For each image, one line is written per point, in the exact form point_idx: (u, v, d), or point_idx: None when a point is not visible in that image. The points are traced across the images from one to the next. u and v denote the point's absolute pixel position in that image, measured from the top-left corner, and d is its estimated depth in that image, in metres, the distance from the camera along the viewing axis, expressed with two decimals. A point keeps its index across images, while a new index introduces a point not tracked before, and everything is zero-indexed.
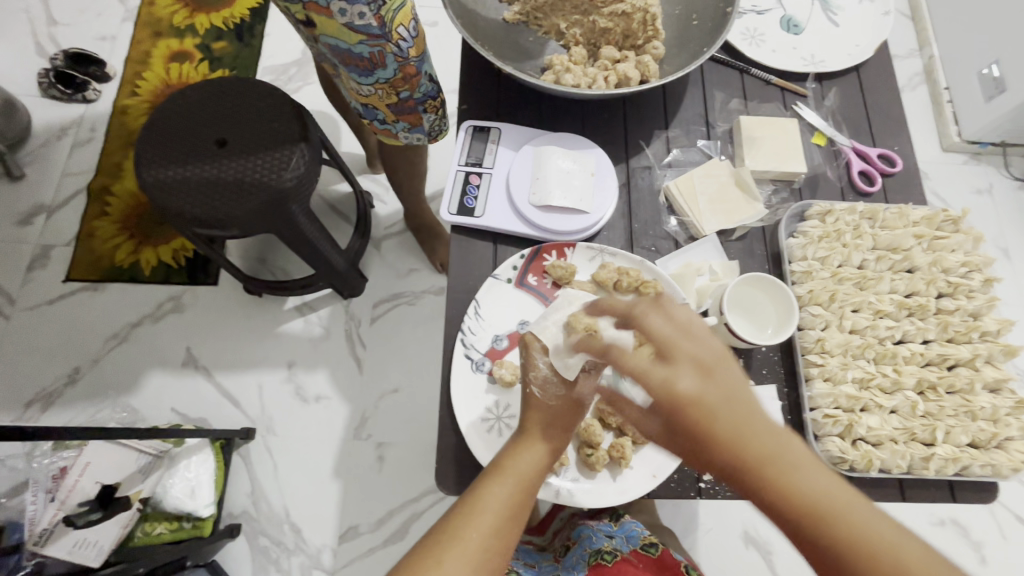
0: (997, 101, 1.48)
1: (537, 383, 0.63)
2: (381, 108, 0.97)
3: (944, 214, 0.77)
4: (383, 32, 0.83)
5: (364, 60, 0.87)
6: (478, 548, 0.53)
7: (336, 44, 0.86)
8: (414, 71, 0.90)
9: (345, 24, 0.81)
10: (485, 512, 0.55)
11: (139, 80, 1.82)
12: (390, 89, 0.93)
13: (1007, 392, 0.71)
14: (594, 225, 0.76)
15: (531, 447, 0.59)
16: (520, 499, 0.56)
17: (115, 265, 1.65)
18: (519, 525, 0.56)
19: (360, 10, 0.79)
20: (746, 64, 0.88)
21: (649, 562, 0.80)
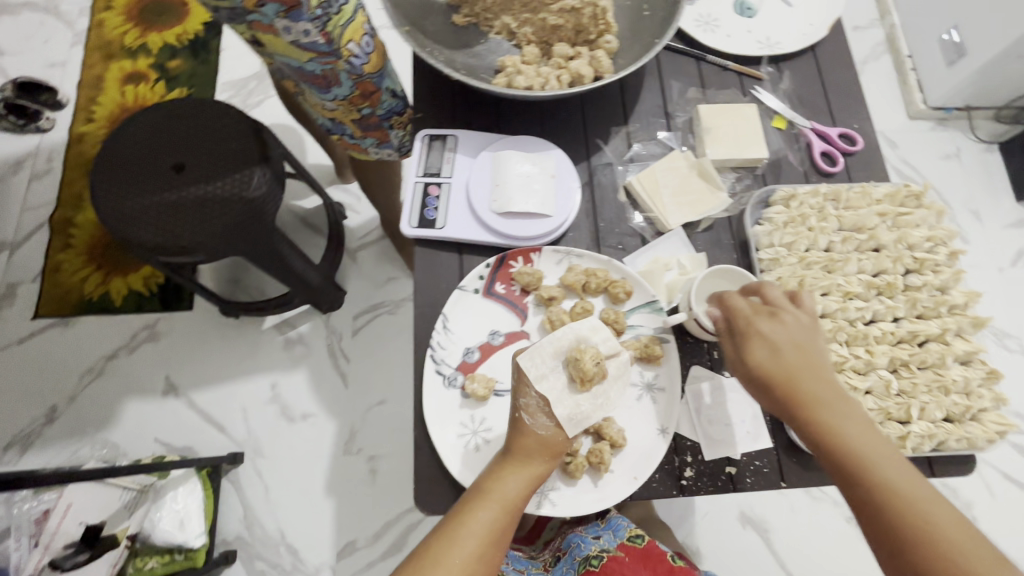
0: (959, 66, 1.50)
1: (528, 410, 0.63)
2: (348, 124, 0.95)
3: (906, 190, 0.77)
4: (333, 50, 0.79)
5: (317, 77, 0.84)
6: (464, 569, 0.56)
7: (289, 63, 0.83)
8: (371, 86, 0.88)
9: (291, 43, 0.77)
10: (469, 536, 0.57)
11: (94, 106, 1.77)
12: (349, 106, 0.91)
13: (978, 363, 0.71)
14: (558, 228, 0.75)
15: (516, 472, 0.61)
16: (506, 522, 0.59)
17: (85, 298, 1.60)
18: (501, 546, 0.59)
19: (305, 30, 0.75)
20: (702, 51, 0.87)
21: (637, 555, 0.78)
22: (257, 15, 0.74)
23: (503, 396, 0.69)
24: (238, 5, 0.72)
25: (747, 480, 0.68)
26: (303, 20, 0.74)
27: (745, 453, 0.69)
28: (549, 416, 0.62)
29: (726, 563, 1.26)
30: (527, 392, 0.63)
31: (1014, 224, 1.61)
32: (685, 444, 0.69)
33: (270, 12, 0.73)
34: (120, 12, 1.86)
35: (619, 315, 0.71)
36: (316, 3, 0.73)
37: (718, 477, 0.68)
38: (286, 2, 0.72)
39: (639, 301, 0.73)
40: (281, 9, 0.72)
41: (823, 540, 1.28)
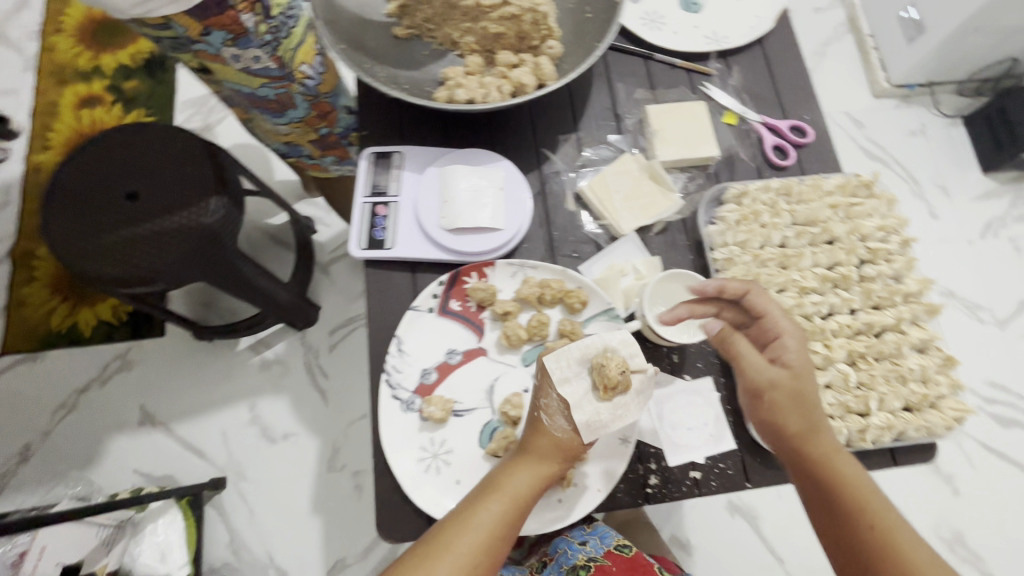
0: (919, 43, 1.50)
1: (547, 411, 0.61)
2: (306, 145, 1.05)
3: (856, 180, 0.77)
4: (286, 74, 0.83)
5: (270, 101, 0.89)
6: (468, 560, 0.55)
7: (240, 89, 0.86)
8: (327, 105, 0.95)
9: (241, 69, 0.80)
10: (476, 527, 0.57)
11: (49, 133, 1.71)
12: (306, 127, 0.97)
13: (935, 349, 0.72)
14: (511, 240, 0.74)
15: (529, 469, 0.60)
16: (516, 516, 0.59)
17: (53, 331, 1.56)
18: (507, 541, 0.58)
19: (256, 57, 0.78)
20: (650, 50, 0.86)
21: (623, 563, 0.75)
22: (203, 45, 0.76)
23: (463, 416, 0.68)
24: (183, 35, 0.74)
25: (711, 484, 0.69)
26: (251, 47, 0.76)
27: (709, 456, 0.69)
28: (567, 419, 0.59)
29: (716, 553, 1.26)
30: (548, 392, 0.62)
31: (983, 196, 1.60)
32: (649, 452, 0.69)
33: (216, 39, 0.75)
34: (70, 35, 1.80)
35: (574, 326, 0.71)
36: (264, 30, 0.76)
37: (683, 483, 0.68)
38: (233, 30, 0.74)
39: (596, 310, 0.72)
40: (229, 37, 0.74)
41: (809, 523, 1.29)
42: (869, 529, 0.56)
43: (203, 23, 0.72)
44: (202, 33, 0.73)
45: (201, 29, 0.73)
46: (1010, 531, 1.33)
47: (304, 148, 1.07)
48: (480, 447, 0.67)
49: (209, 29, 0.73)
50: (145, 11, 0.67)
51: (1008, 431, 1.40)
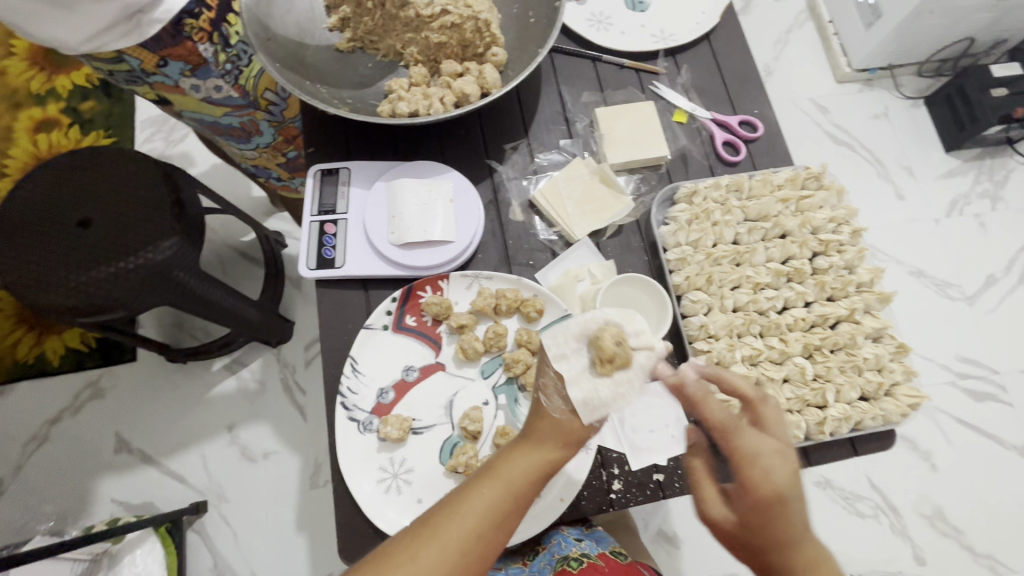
0: (876, 27, 1.51)
1: (546, 390, 0.58)
2: (274, 169, 1.04)
3: (806, 173, 0.77)
4: (248, 101, 0.85)
5: (235, 129, 0.89)
6: (457, 548, 0.51)
7: (202, 118, 0.87)
8: (293, 130, 0.95)
9: (203, 99, 0.81)
10: (469, 513, 0.53)
11: (5, 159, 1.66)
12: (274, 151, 0.98)
13: (889, 337, 0.73)
14: (464, 252, 0.73)
15: (528, 454, 0.56)
16: (513, 503, 0.54)
17: (19, 363, 1.52)
18: (502, 530, 0.54)
19: (217, 86, 0.79)
20: (598, 51, 0.86)
21: (617, 567, 0.72)
22: (159, 76, 0.76)
23: (422, 433, 0.67)
24: (137, 68, 0.74)
25: (675, 486, 0.69)
26: (212, 76, 0.77)
27: (672, 459, 0.69)
28: (565, 399, 0.56)
29: (703, 544, 1.26)
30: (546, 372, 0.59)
31: (946, 175, 1.63)
32: (612, 457, 0.69)
33: (173, 71, 0.75)
34: (22, 56, 1.74)
35: (531, 335, 0.70)
36: (224, 59, 0.77)
37: (647, 487, 0.69)
38: (191, 61, 0.75)
39: (552, 317, 0.71)
40: (186, 68, 0.75)
41: None
42: None
43: (158, 53, 0.72)
44: (157, 64, 0.74)
45: (156, 60, 0.73)
46: (987, 502, 1.35)
47: (273, 171, 1.06)
48: (441, 464, 0.66)
49: (165, 59, 0.73)
50: (96, 47, 0.68)
51: (981, 405, 1.42)
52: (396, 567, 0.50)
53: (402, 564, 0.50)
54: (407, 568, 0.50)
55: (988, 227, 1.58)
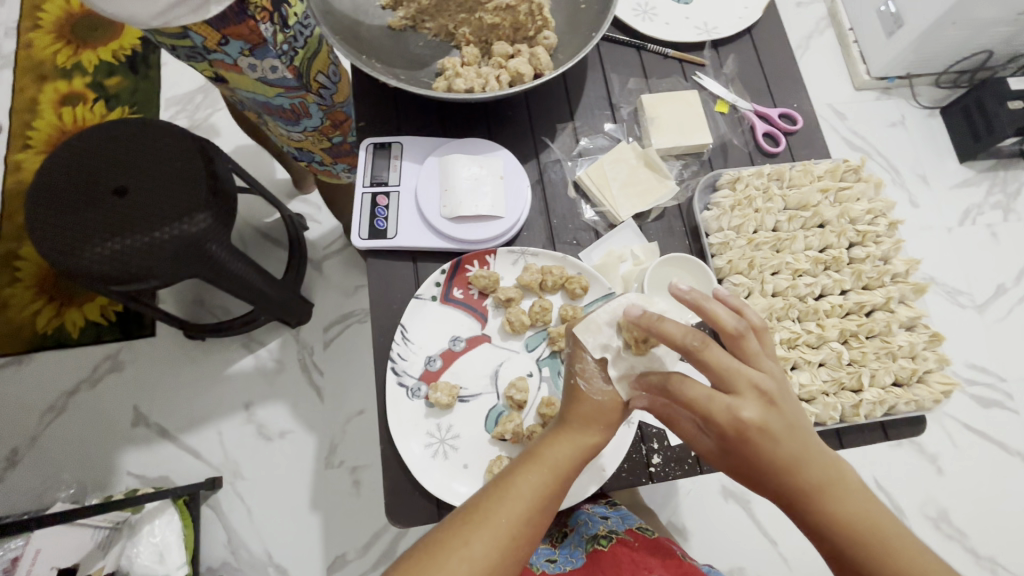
0: (897, 36, 1.52)
1: (584, 375, 0.61)
2: (318, 153, 1.01)
3: (845, 165, 0.81)
4: (301, 83, 0.82)
5: (286, 111, 0.87)
6: (508, 533, 0.53)
7: (254, 98, 0.84)
8: (342, 115, 0.94)
9: (258, 79, 0.78)
10: (517, 497, 0.55)
11: (29, 131, 1.61)
12: (320, 135, 0.95)
13: (921, 327, 0.76)
14: (512, 228, 0.75)
15: (569, 438, 0.59)
16: (558, 486, 0.56)
17: (39, 334, 1.45)
18: (547, 516, 0.56)
19: (273, 66, 0.76)
20: (643, 41, 0.88)
21: (647, 542, 0.74)
22: (220, 54, 0.73)
23: (469, 402, 0.69)
24: (199, 45, 0.72)
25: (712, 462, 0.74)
26: (269, 57, 0.74)
27: None
28: (606, 377, 0.60)
29: (711, 538, 1.28)
30: (582, 357, 0.61)
31: (960, 185, 1.65)
32: (651, 432, 0.74)
33: (234, 49, 0.73)
34: (49, 30, 1.71)
35: (576, 311, 0.72)
36: (282, 39, 0.74)
37: (684, 462, 0.74)
38: (251, 41, 0.71)
39: (596, 295, 0.73)
40: (246, 47, 0.72)
41: None
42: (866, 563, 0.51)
43: (221, 31, 0.69)
44: (219, 42, 0.71)
45: (218, 38, 0.70)
46: (991, 506, 1.37)
47: (316, 155, 1.03)
48: (487, 431, 0.68)
49: (227, 38, 0.70)
50: (165, 23, 0.65)
51: (988, 411, 1.44)
52: (450, 551, 0.52)
53: (455, 549, 0.52)
54: (461, 553, 0.52)
55: (999, 237, 1.60)
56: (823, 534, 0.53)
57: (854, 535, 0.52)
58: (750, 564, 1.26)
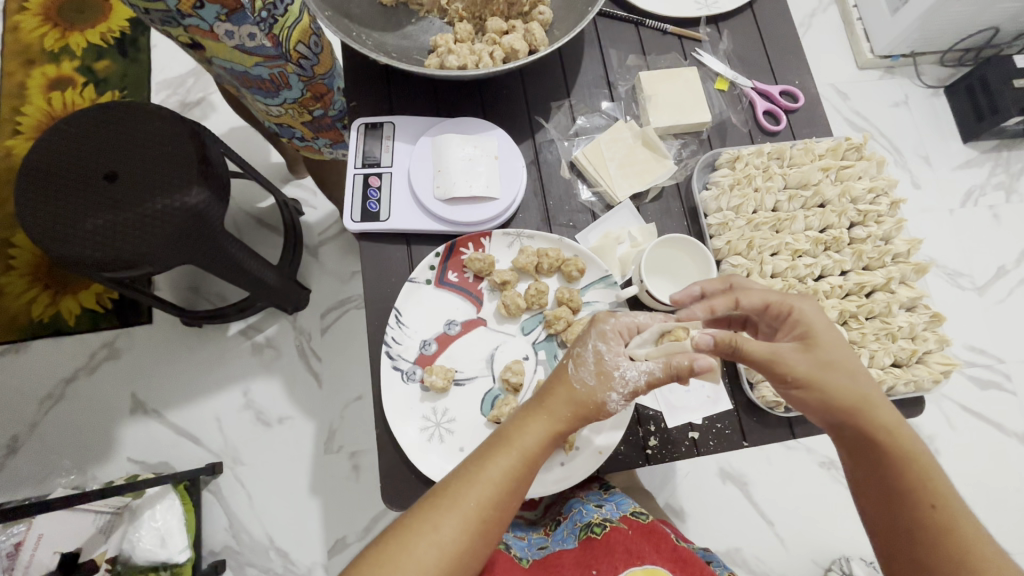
0: (902, 13, 1.49)
1: (576, 359, 0.60)
2: (299, 128, 0.97)
3: (847, 143, 0.79)
4: (281, 53, 0.78)
5: (264, 81, 0.83)
6: (475, 517, 0.54)
7: (232, 68, 0.80)
8: (323, 87, 0.90)
9: (235, 46, 0.74)
10: (485, 482, 0.54)
11: (18, 116, 1.58)
12: (300, 109, 0.91)
13: (923, 307, 0.76)
14: (507, 210, 0.74)
15: (541, 422, 0.58)
16: (528, 469, 0.56)
17: (35, 321, 1.43)
18: (515, 500, 0.56)
19: (250, 32, 0.72)
20: (641, 16, 0.85)
21: (640, 528, 0.72)
22: (195, 18, 0.70)
23: (465, 385, 0.69)
24: (173, 8, 0.69)
25: (710, 443, 0.74)
26: (247, 23, 0.71)
27: (706, 418, 0.74)
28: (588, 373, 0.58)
29: (708, 519, 1.29)
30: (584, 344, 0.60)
31: (963, 166, 1.62)
32: (648, 415, 0.74)
33: (209, 14, 0.70)
34: (36, 12, 1.66)
35: (573, 294, 0.71)
36: (260, 5, 0.71)
37: (682, 443, 0.73)
38: (227, 4, 0.68)
39: (593, 277, 0.72)
40: (222, 11, 0.69)
41: (801, 488, 1.31)
42: (928, 508, 0.54)
43: None
44: (194, 6, 0.68)
45: (192, 1, 0.67)
46: (986, 486, 1.38)
47: (296, 131, 0.99)
48: (482, 415, 0.68)
49: (201, 1, 0.67)
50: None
51: (985, 392, 1.44)
52: (417, 534, 0.52)
53: (423, 534, 0.52)
54: (431, 537, 0.52)
55: (1000, 219, 1.58)
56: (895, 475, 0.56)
57: (912, 477, 0.55)
58: (746, 545, 1.27)
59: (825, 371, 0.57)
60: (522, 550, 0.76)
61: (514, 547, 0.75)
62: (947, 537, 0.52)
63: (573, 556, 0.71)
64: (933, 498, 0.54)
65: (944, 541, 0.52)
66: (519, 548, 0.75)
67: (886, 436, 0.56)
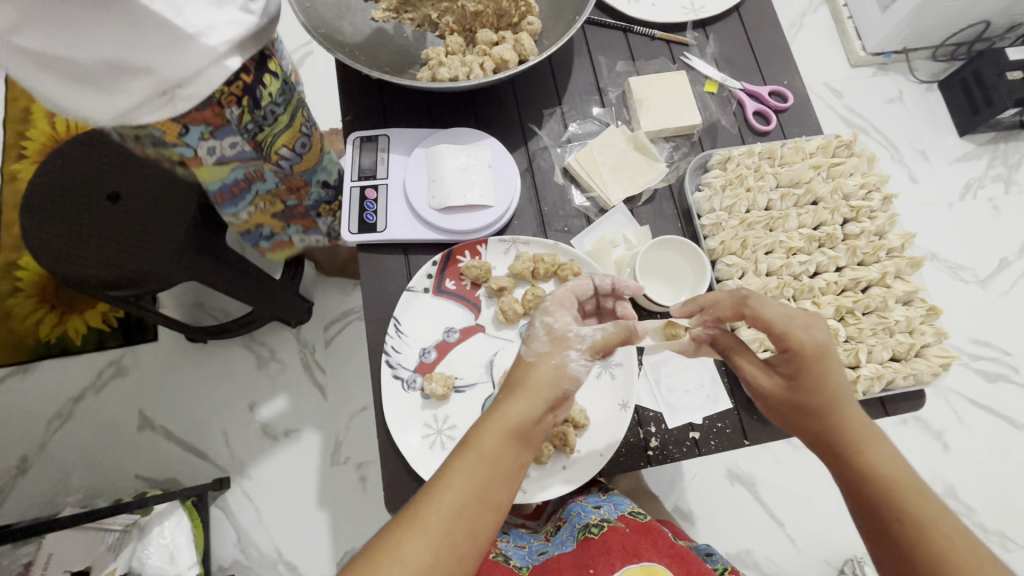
0: (893, 10, 1.50)
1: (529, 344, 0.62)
2: (270, 220, 1.03)
3: (837, 141, 0.80)
4: (261, 154, 0.80)
5: (239, 182, 0.85)
6: (439, 531, 0.51)
7: (210, 180, 0.83)
8: (300, 181, 0.91)
9: (216, 157, 0.76)
10: (447, 492, 0.52)
11: (23, 141, 1.60)
12: (272, 199, 0.95)
13: (919, 301, 0.76)
14: (502, 217, 0.75)
15: (503, 427, 0.55)
16: (491, 475, 0.54)
17: (42, 343, 1.44)
18: (483, 512, 0.53)
19: (234, 143, 0.74)
20: (630, 23, 0.87)
21: (637, 526, 0.73)
22: (177, 144, 0.72)
23: (465, 391, 0.69)
24: (156, 135, 0.69)
25: (711, 443, 0.74)
26: (231, 135, 0.73)
27: (707, 417, 0.74)
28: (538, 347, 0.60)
29: (718, 521, 1.28)
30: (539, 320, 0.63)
31: (961, 159, 1.62)
32: (648, 416, 0.74)
33: (193, 135, 0.71)
34: None
35: None
36: (249, 119, 0.73)
37: (683, 444, 0.74)
38: (213, 123, 0.70)
39: None
40: (206, 130, 0.70)
41: (809, 488, 1.30)
42: (896, 524, 0.52)
43: (180, 121, 0.67)
44: (179, 133, 0.69)
45: (177, 129, 0.69)
46: (998, 481, 1.37)
47: (264, 224, 1.04)
48: None
49: (185, 126, 0.68)
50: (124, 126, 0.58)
51: (993, 385, 1.43)
52: (379, 564, 0.49)
53: (387, 554, 0.50)
54: (395, 558, 0.50)
55: (1001, 212, 1.58)
56: (863, 488, 0.54)
57: (882, 491, 0.53)
58: (758, 547, 1.27)
59: (793, 409, 0.57)
60: (522, 560, 0.75)
61: (514, 558, 0.75)
62: (918, 552, 0.50)
63: (571, 557, 0.71)
64: (902, 516, 0.51)
65: (914, 556, 0.50)
66: (519, 558, 0.75)
67: (856, 446, 0.55)
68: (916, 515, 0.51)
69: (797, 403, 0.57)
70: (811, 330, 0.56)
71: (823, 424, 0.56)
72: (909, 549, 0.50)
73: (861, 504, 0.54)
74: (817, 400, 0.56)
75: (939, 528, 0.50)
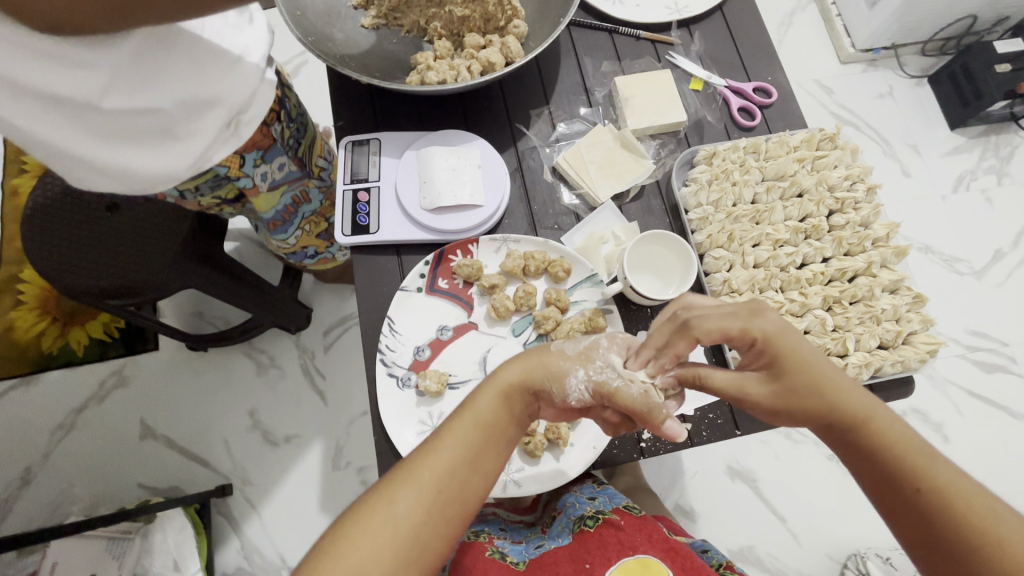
0: (880, 6, 1.52)
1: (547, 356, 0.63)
2: (316, 242, 1.04)
3: (821, 134, 0.81)
4: (304, 171, 0.89)
5: (290, 207, 0.91)
6: (430, 487, 0.53)
7: (266, 212, 0.89)
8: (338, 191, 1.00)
9: (271, 184, 0.83)
10: (441, 451, 0.55)
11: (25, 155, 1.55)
12: (318, 218, 0.98)
13: (904, 289, 0.78)
14: (492, 216, 0.76)
15: (496, 394, 0.58)
16: (483, 437, 0.56)
17: (45, 355, 1.43)
18: (473, 475, 0.55)
19: (283, 161, 0.82)
20: (615, 24, 0.88)
21: (632, 520, 0.73)
22: (240, 179, 0.79)
23: (458, 388, 0.71)
24: (222, 174, 0.76)
25: (703, 434, 0.75)
26: (278, 153, 0.81)
27: (698, 408, 0.75)
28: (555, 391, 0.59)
29: (719, 517, 1.28)
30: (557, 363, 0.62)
31: (953, 152, 1.64)
32: None
33: (250, 164, 0.77)
34: None
35: (560, 294, 0.73)
36: (286, 134, 0.83)
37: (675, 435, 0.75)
38: (263, 145, 0.77)
39: (579, 278, 0.74)
40: (259, 154, 0.77)
41: (810, 482, 1.31)
42: (915, 492, 0.52)
43: (239, 151, 0.74)
44: (240, 164, 0.76)
45: (238, 161, 0.76)
46: (998, 472, 1.37)
47: (312, 247, 1.05)
48: None
49: (243, 155, 0.75)
50: (198, 165, 0.68)
51: (991, 376, 1.44)
52: (372, 512, 0.51)
53: (378, 509, 0.52)
54: (386, 512, 0.51)
55: (994, 204, 1.59)
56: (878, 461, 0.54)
57: (897, 462, 0.53)
58: (760, 542, 1.27)
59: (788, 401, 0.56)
60: (517, 555, 0.74)
61: (509, 554, 0.73)
62: (942, 516, 0.51)
63: (566, 551, 0.71)
64: (918, 482, 0.52)
65: (939, 520, 0.51)
66: (515, 554, 0.74)
67: (858, 422, 0.55)
68: (931, 478, 0.52)
69: (788, 390, 0.56)
70: (765, 319, 0.57)
71: (824, 404, 0.55)
72: (927, 511, 0.51)
73: (879, 477, 0.54)
74: (808, 381, 0.56)
75: (950, 486, 0.51)
